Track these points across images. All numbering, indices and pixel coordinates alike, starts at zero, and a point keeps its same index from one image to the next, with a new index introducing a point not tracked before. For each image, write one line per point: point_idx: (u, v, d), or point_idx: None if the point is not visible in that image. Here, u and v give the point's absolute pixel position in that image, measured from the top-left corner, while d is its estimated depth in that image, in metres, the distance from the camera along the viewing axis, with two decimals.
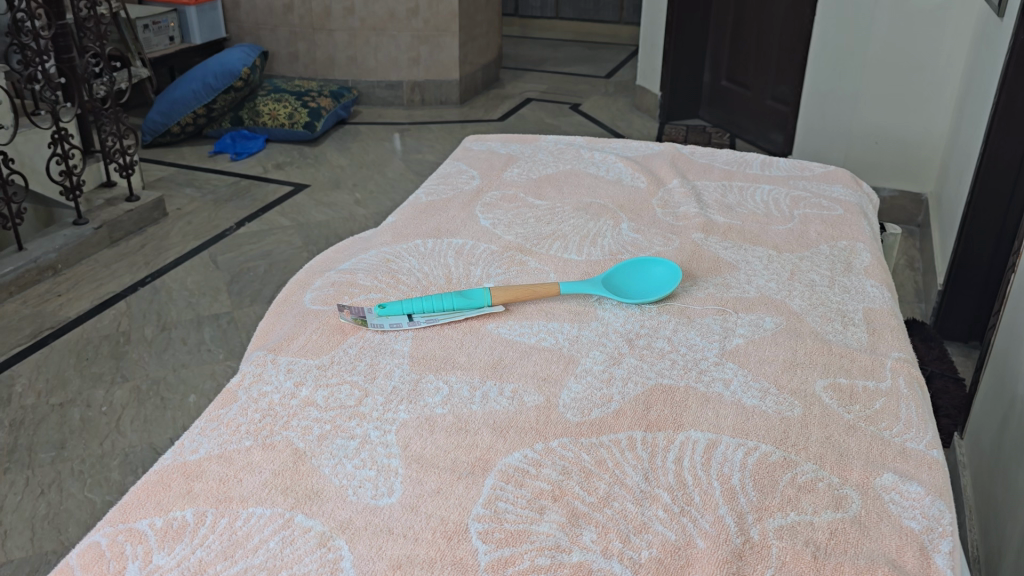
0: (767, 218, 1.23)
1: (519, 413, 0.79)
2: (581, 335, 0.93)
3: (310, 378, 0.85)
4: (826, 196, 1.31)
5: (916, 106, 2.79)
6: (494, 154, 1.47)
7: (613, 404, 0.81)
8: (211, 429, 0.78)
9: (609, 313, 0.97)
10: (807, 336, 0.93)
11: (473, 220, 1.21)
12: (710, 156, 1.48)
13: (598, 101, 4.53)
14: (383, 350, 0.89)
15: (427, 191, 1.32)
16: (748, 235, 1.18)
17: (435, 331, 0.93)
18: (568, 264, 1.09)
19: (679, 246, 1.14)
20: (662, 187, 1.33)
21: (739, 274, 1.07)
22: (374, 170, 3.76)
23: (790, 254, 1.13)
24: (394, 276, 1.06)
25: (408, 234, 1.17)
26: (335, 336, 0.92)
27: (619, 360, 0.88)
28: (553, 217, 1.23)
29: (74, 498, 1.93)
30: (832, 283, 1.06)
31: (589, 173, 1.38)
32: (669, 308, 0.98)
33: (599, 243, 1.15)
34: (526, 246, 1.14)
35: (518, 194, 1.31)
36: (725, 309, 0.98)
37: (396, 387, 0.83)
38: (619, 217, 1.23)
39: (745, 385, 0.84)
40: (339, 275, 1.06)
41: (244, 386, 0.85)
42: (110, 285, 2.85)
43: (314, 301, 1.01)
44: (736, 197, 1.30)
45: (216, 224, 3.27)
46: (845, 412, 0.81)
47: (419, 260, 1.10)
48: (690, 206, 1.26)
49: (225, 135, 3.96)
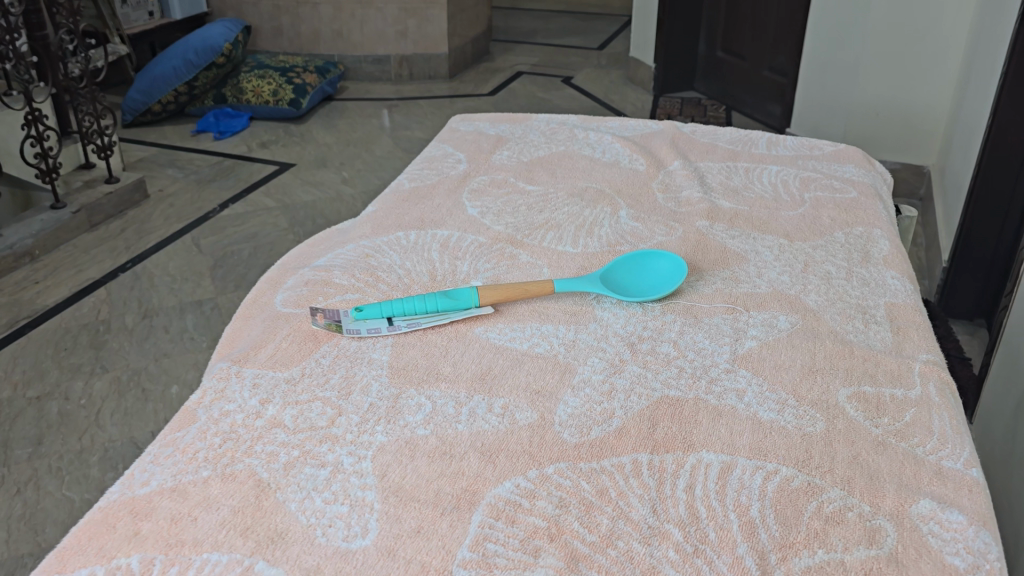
0: (776, 202, 1.15)
1: (510, 433, 0.71)
2: (578, 339, 0.84)
3: (278, 395, 0.76)
4: (837, 178, 1.23)
5: (918, 77, 2.69)
6: (482, 135, 1.37)
7: (615, 421, 0.72)
8: (165, 457, 0.69)
9: (608, 313, 0.89)
10: (826, 337, 0.85)
11: (460, 209, 1.12)
12: (712, 134, 1.38)
13: (591, 73, 4.43)
14: (359, 360, 0.81)
15: (410, 177, 1.23)
16: (756, 222, 1.09)
17: (418, 337, 0.85)
18: (561, 257, 1.00)
19: (683, 235, 1.05)
20: (663, 169, 1.24)
21: (749, 267, 0.98)
22: (361, 148, 3.66)
23: (803, 243, 1.04)
24: (372, 273, 0.97)
25: (389, 225, 1.08)
26: (307, 344, 0.84)
27: (620, 369, 0.80)
28: (546, 204, 1.14)
29: (52, 497, 1.86)
30: (849, 275, 0.97)
31: (584, 156, 1.29)
32: (674, 307, 0.89)
33: (597, 233, 1.06)
34: (517, 237, 1.05)
35: (508, 179, 1.21)
36: (735, 308, 0.90)
37: (373, 404, 0.75)
38: (617, 203, 1.14)
39: (760, 396, 0.76)
40: (313, 274, 0.98)
41: (204, 404, 0.76)
42: (89, 272, 2.76)
43: (283, 304, 0.92)
44: (743, 179, 1.21)
45: (199, 207, 3.17)
46: (872, 427, 0.73)
47: (401, 255, 1.01)
48: (693, 190, 1.17)
49: (208, 114, 3.85)
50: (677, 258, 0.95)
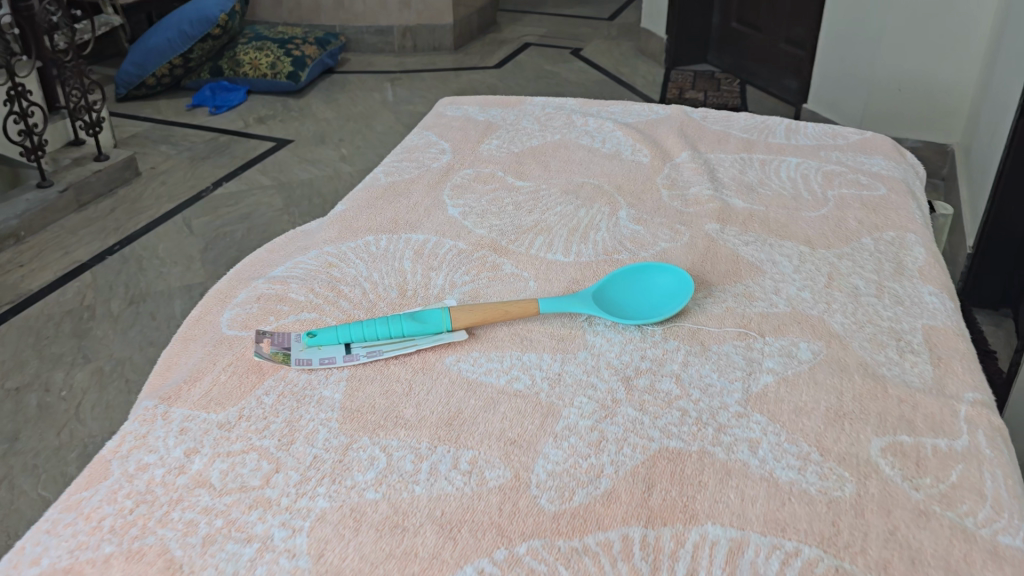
0: (796, 201, 1.02)
1: (477, 500, 0.59)
2: (565, 372, 0.72)
3: (207, 444, 0.65)
4: (864, 172, 1.09)
5: (944, 51, 2.52)
6: (470, 121, 1.25)
7: (603, 482, 0.61)
8: (64, 525, 0.58)
9: (600, 338, 0.77)
10: (854, 371, 0.72)
11: (439, 209, 1.00)
12: (725, 120, 1.25)
13: (601, 44, 4.26)
14: (307, 399, 0.69)
15: (388, 169, 1.11)
16: (773, 225, 0.96)
17: (378, 369, 0.73)
18: (549, 267, 0.88)
19: (690, 242, 0.93)
20: (669, 162, 1.11)
21: (766, 281, 0.85)
22: (361, 124, 3.51)
23: (827, 250, 0.91)
24: (333, 288, 0.85)
25: (358, 228, 0.96)
26: (249, 378, 0.72)
27: (612, 412, 0.68)
28: (537, 203, 1.01)
29: (27, 498, 1.76)
30: (880, 292, 0.84)
31: (580, 145, 1.16)
32: (677, 332, 0.77)
33: (592, 238, 0.93)
34: (501, 243, 0.93)
35: (495, 172, 1.09)
36: (748, 333, 0.77)
37: (317, 458, 0.63)
38: (617, 202, 1.01)
39: (777, 449, 0.64)
40: (267, 288, 0.86)
41: (121, 454, 0.65)
42: (76, 254, 2.64)
43: (228, 326, 0.80)
44: (758, 174, 1.08)
45: (192, 185, 3.05)
46: (913, 491, 0.60)
47: (368, 265, 0.89)
48: (703, 187, 1.04)
49: (204, 87, 3.72)
50: (681, 273, 0.83)
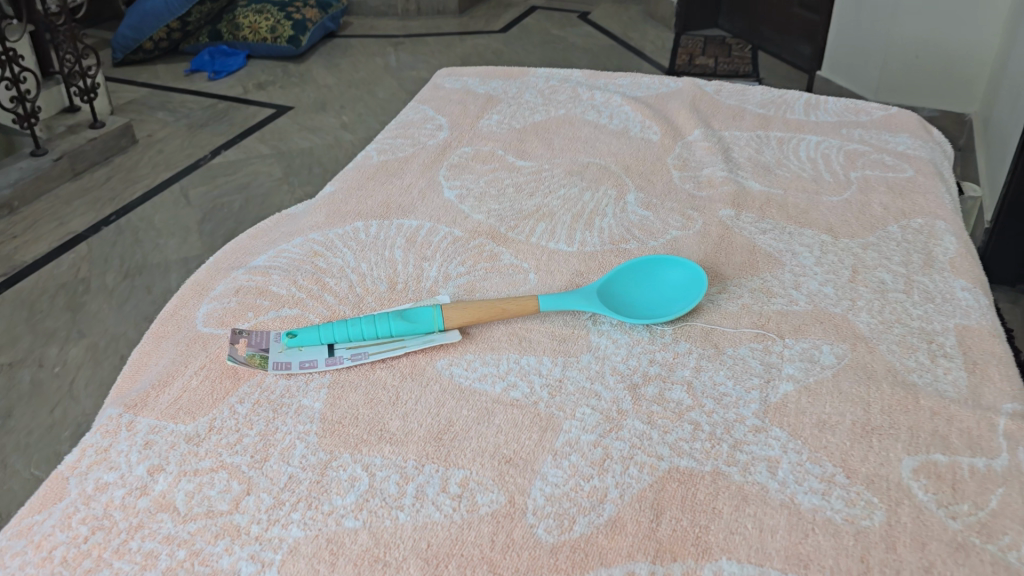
0: (817, 183, 0.94)
1: (467, 530, 0.53)
2: (566, 379, 0.66)
3: (173, 461, 0.59)
4: (889, 151, 1.02)
5: (965, 16, 2.41)
6: (470, 94, 1.17)
7: (607, 508, 0.55)
8: (13, 555, 0.54)
9: (605, 340, 0.71)
10: (882, 379, 0.66)
11: (433, 192, 0.93)
12: (740, 94, 1.17)
13: (609, 8, 4.14)
14: (285, 409, 0.64)
15: (380, 146, 1.03)
16: (793, 211, 0.89)
17: (363, 374, 0.67)
18: (550, 258, 0.82)
19: (703, 230, 0.86)
20: (681, 140, 1.04)
21: (785, 275, 0.79)
22: (363, 90, 3.42)
23: (851, 239, 0.84)
24: (317, 280, 0.79)
25: (347, 212, 0.90)
26: (223, 384, 0.66)
27: (617, 426, 0.62)
28: (538, 184, 0.94)
29: (19, 477, 1.67)
30: (908, 287, 0.77)
31: (585, 121, 1.09)
32: (689, 333, 0.71)
33: (597, 226, 0.87)
34: (499, 230, 0.86)
35: (495, 150, 1.01)
36: (766, 334, 0.71)
37: (293, 479, 0.58)
38: (625, 184, 0.94)
39: (798, 470, 0.58)
40: (247, 280, 0.80)
41: (79, 471, 0.59)
42: (71, 226, 2.55)
43: (203, 323, 0.74)
44: (776, 153, 1.01)
45: (189, 153, 2.95)
46: (949, 520, 0.54)
47: (356, 254, 0.82)
48: (717, 168, 0.97)
49: (203, 52, 3.64)
50: (696, 268, 0.77)
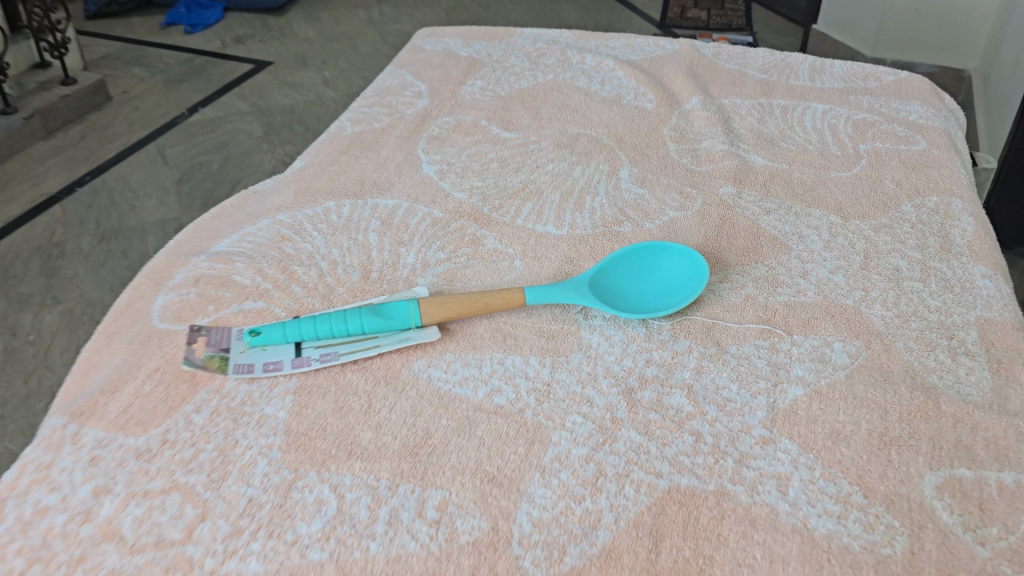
0: (823, 157, 0.88)
1: (446, 563, 0.48)
2: (555, 383, 0.61)
3: (122, 481, 0.54)
4: (900, 121, 0.95)
5: None
6: (452, 58, 1.10)
7: (600, 536, 0.50)
8: None
9: (597, 337, 0.65)
10: (900, 382, 0.61)
11: (411, 168, 0.86)
12: (740, 57, 1.10)
13: None
14: (246, 419, 0.58)
15: (355, 115, 0.96)
16: (799, 189, 0.83)
17: (333, 378, 0.61)
18: (538, 243, 0.75)
19: (703, 211, 0.79)
20: (679, 108, 0.96)
21: (792, 262, 0.73)
22: (345, 44, 3.29)
23: (862, 221, 0.78)
24: (284, 268, 0.72)
25: (317, 191, 0.83)
26: (179, 389, 0.60)
27: (611, 437, 0.56)
28: (525, 158, 0.87)
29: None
30: (925, 275, 0.72)
31: (574, 87, 1.01)
32: (689, 328, 0.65)
33: (589, 206, 0.80)
34: (482, 211, 0.80)
35: (479, 120, 0.94)
36: (772, 330, 0.65)
37: (253, 502, 0.52)
38: (618, 158, 0.87)
39: (810, 488, 0.53)
40: (208, 269, 0.73)
41: (16, 491, 0.53)
42: (45, 186, 2.27)
43: (159, 318, 0.68)
44: (779, 123, 0.94)
45: (167, 109, 2.69)
46: (977, 547, 0.49)
47: (326, 238, 0.76)
48: (717, 140, 0.90)
49: (179, 4, 3.51)
50: (696, 258, 0.71)
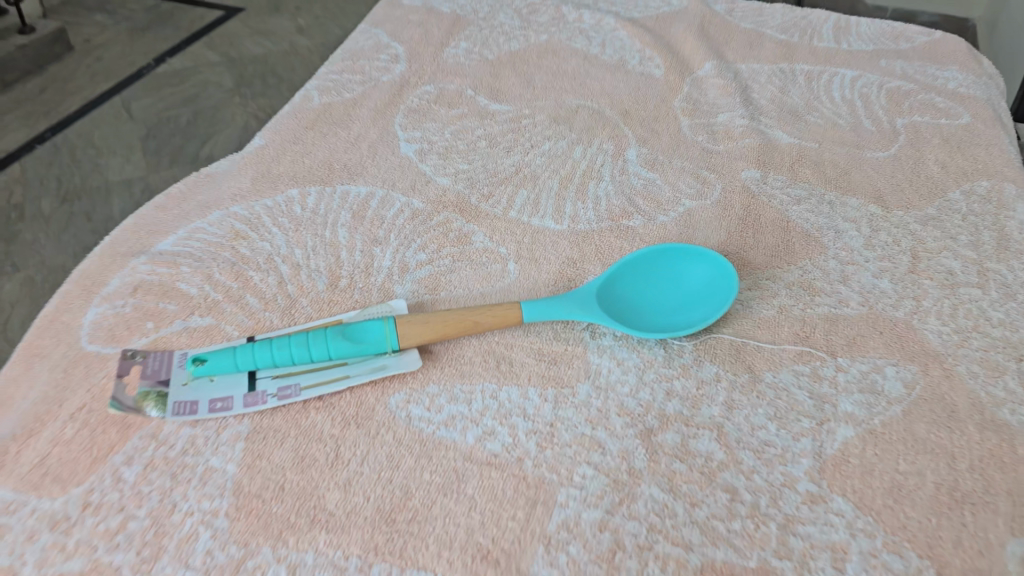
0: (856, 134, 0.77)
1: None
2: (560, 424, 0.51)
3: (30, 562, 0.43)
4: (939, 90, 0.84)
5: None
6: (432, 13, 0.97)
7: None
8: None
9: (607, 362, 0.55)
10: (967, 420, 0.51)
11: (387, 147, 0.75)
12: (756, 12, 0.98)
13: None
14: (186, 475, 0.48)
15: (322, 83, 0.84)
16: (833, 172, 0.72)
17: (293, 419, 0.51)
18: (536, 241, 0.65)
19: (724, 200, 0.69)
20: (690, 76, 0.85)
21: (829, 263, 0.63)
22: None
23: (907, 212, 0.68)
24: (238, 274, 0.62)
25: (277, 176, 0.71)
26: (106, 435, 0.50)
27: (630, 496, 0.47)
28: (518, 136, 0.76)
29: None
30: (984, 279, 0.62)
31: (571, 49, 0.89)
32: (716, 351, 0.55)
33: (594, 195, 0.69)
34: (470, 200, 0.69)
35: (464, 89, 0.83)
36: (812, 352, 0.56)
37: None
38: (625, 135, 0.76)
39: (872, 565, 0.44)
40: (148, 275, 0.62)
41: None
42: None
43: (87, 337, 0.57)
44: (805, 93, 0.83)
45: (132, 61, 1.81)
46: None
47: (288, 236, 0.65)
48: (736, 114, 0.79)
49: None
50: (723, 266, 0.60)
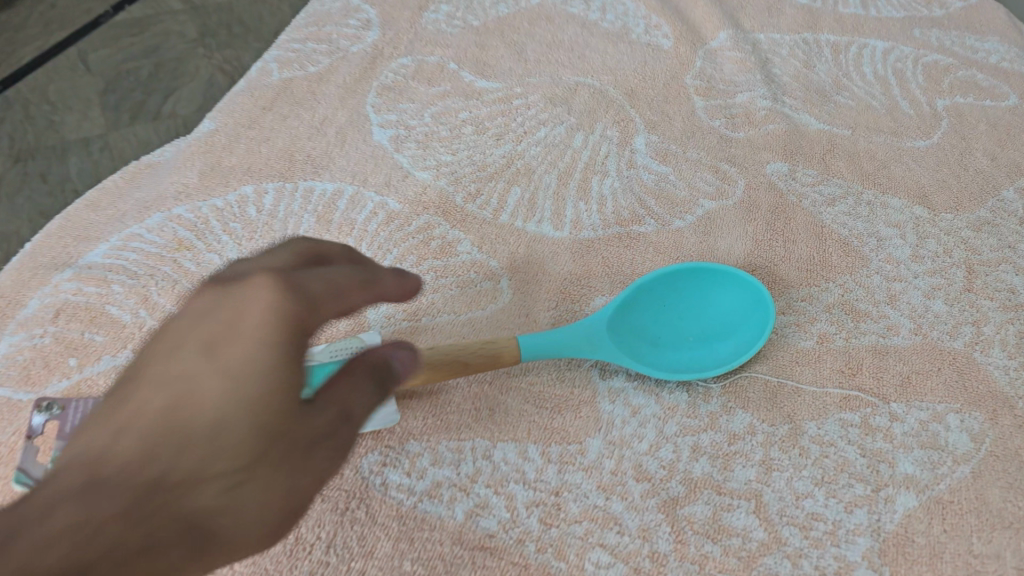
0: (893, 118, 0.67)
1: None
2: (566, 492, 0.43)
3: None
4: (979, 66, 0.73)
5: None
6: None
7: None
8: None
9: (620, 409, 0.46)
10: None
11: (358, 133, 0.65)
12: None
13: None
14: None
15: (282, 53, 0.73)
16: (870, 165, 0.63)
17: None
18: (534, 252, 0.56)
19: (750, 199, 0.60)
20: (702, 45, 0.74)
21: (873, 279, 0.54)
22: None
23: (960, 214, 0.59)
24: (178, 295, 0.54)
25: (230, 171, 0.61)
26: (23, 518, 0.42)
27: None
28: (509, 119, 0.66)
29: None
30: None
31: (567, 15, 0.77)
32: (749, 395, 0.47)
33: (600, 195, 0.60)
34: (456, 201, 0.59)
35: (445, 62, 0.71)
36: (861, 395, 0.47)
37: None
38: (631, 118, 0.66)
39: None
40: (73, 294, 0.54)
41: None
42: None
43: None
44: (832, 70, 0.72)
45: None
46: None
47: (240, 245, 0.57)
48: (757, 93, 0.69)
49: None
50: (762, 301, 0.50)
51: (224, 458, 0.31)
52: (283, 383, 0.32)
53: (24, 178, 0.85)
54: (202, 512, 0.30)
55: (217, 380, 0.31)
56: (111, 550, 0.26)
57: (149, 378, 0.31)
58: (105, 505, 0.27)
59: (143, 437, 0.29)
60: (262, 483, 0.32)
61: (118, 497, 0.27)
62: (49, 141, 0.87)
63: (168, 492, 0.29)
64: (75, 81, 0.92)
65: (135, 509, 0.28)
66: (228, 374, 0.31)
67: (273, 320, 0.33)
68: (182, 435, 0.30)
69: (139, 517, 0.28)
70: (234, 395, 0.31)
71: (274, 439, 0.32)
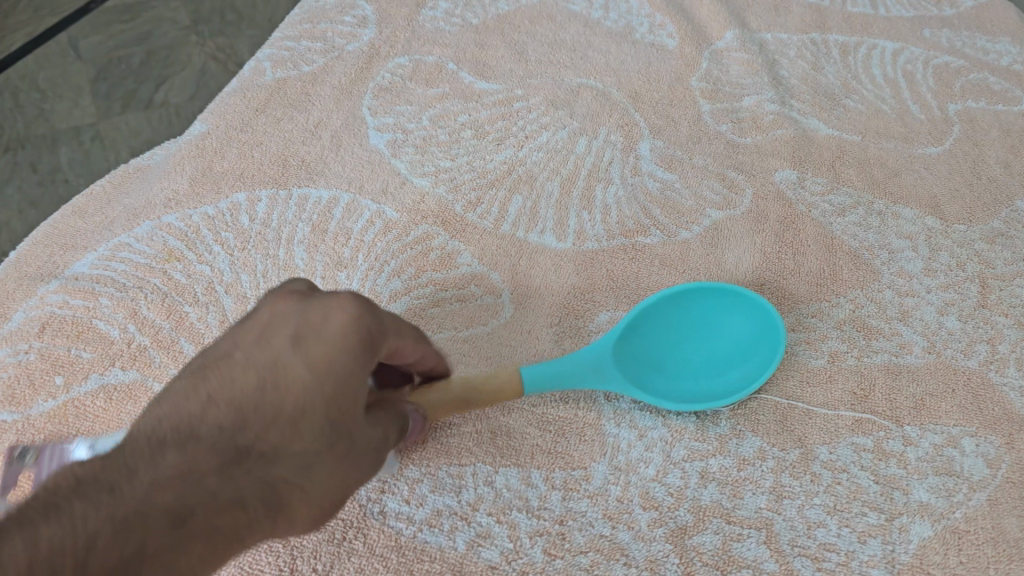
0: (904, 123, 0.65)
1: None
2: (570, 522, 0.42)
3: None
4: (991, 67, 0.70)
5: None
6: None
7: None
8: None
9: (626, 433, 0.46)
10: None
11: (354, 137, 0.63)
12: None
13: None
14: None
15: (275, 52, 0.70)
16: (881, 173, 0.61)
17: None
18: (535, 263, 0.55)
19: (758, 208, 0.58)
20: (707, 45, 0.72)
21: (884, 294, 0.53)
22: None
23: (974, 226, 0.57)
24: (169, 310, 0.52)
25: (222, 177, 0.59)
26: None
27: None
28: (510, 122, 0.64)
29: None
30: None
31: (569, 11, 0.75)
32: (760, 420, 0.46)
33: (604, 204, 0.58)
34: (455, 210, 0.57)
35: (444, 62, 0.69)
36: (873, 418, 0.46)
37: None
38: (635, 122, 0.64)
39: None
40: (60, 307, 0.52)
41: None
42: None
43: None
44: (841, 72, 0.70)
45: None
46: None
47: (233, 257, 0.55)
48: (765, 97, 0.67)
49: None
50: (774, 325, 0.48)
51: (296, 441, 0.35)
52: (358, 382, 0.37)
53: (14, 166, 0.82)
54: (280, 482, 0.35)
55: (302, 370, 0.36)
56: (197, 498, 0.32)
57: (245, 359, 0.36)
58: (202, 461, 0.32)
59: (236, 407, 0.34)
60: (328, 471, 0.36)
61: (212, 454, 0.32)
62: (39, 130, 0.84)
63: (253, 461, 0.34)
64: (66, 69, 0.89)
65: (225, 467, 0.33)
66: (314, 365, 0.36)
67: (358, 333, 0.38)
68: (269, 412, 0.35)
69: (225, 475, 0.33)
70: (315, 387, 0.36)
71: (340, 437, 0.37)
